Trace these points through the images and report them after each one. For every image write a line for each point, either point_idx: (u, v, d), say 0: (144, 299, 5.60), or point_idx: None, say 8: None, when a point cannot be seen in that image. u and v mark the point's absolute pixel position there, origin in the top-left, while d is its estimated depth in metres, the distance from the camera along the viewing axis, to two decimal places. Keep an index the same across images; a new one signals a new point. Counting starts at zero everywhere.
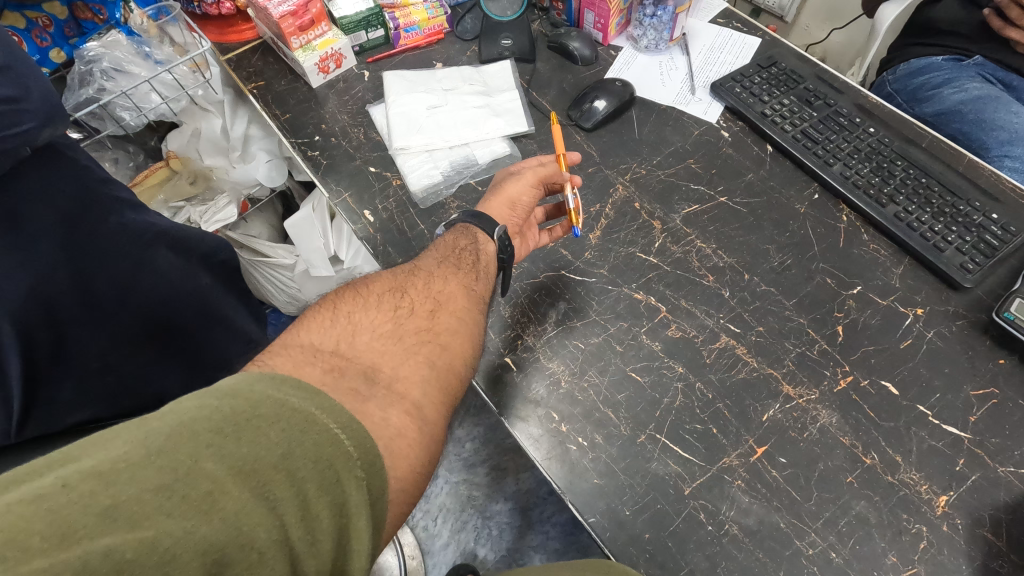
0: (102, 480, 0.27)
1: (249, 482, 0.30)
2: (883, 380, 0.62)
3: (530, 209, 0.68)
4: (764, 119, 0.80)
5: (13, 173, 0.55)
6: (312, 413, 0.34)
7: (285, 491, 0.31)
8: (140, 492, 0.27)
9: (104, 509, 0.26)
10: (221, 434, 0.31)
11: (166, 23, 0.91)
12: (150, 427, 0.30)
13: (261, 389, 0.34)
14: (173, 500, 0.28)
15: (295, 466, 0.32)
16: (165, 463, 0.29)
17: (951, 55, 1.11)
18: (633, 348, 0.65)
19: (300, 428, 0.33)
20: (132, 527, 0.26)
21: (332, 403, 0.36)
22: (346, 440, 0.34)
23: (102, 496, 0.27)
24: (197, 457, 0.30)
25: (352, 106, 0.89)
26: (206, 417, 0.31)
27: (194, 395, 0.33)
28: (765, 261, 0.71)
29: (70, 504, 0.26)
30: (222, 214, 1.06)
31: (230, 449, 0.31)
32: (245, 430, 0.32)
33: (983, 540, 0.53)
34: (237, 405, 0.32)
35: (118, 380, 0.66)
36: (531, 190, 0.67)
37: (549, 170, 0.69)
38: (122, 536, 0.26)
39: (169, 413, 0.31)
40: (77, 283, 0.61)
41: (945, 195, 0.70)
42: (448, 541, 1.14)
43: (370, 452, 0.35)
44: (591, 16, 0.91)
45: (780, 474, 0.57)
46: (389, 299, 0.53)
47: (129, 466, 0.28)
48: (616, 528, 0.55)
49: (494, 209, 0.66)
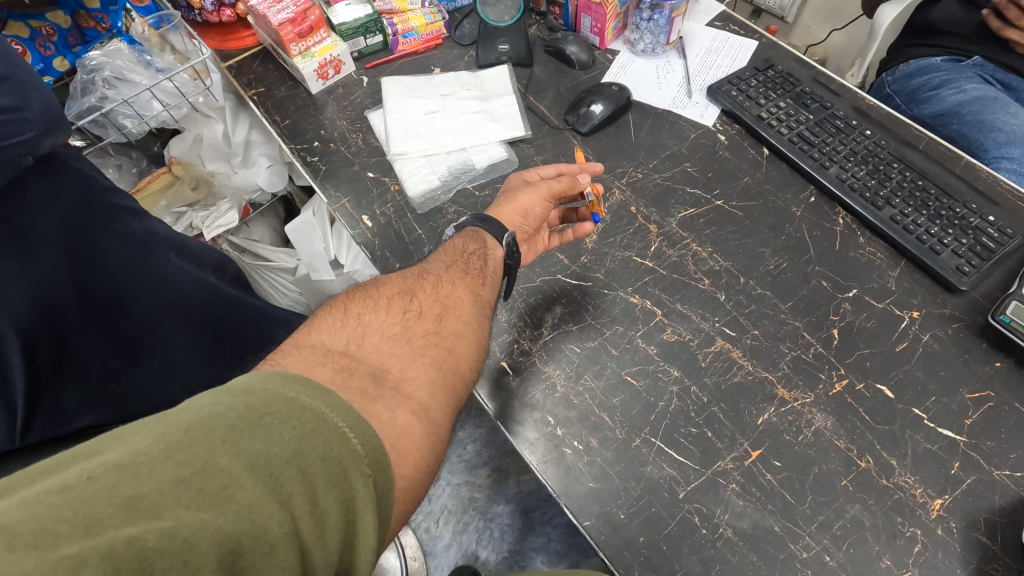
0: (123, 473, 0.28)
1: (262, 477, 0.31)
2: (878, 383, 0.62)
3: (541, 219, 0.69)
4: (761, 122, 0.81)
5: (16, 184, 0.59)
6: (322, 411, 0.35)
7: (296, 486, 0.32)
8: (160, 484, 0.28)
9: (126, 500, 0.27)
10: (236, 430, 0.31)
11: (167, 30, 0.93)
12: (169, 421, 0.31)
13: (274, 387, 0.35)
14: (190, 493, 0.28)
15: (305, 463, 0.32)
16: (183, 458, 0.29)
17: (950, 55, 1.10)
18: (628, 351, 0.66)
19: (311, 425, 0.34)
20: (153, 517, 0.27)
21: (342, 401, 0.36)
22: (355, 438, 0.35)
23: (124, 488, 0.27)
24: (213, 452, 0.30)
25: (351, 111, 0.90)
26: (222, 414, 0.32)
27: (210, 392, 0.33)
28: (761, 264, 0.71)
29: (95, 494, 0.27)
30: (224, 219, 1.07)
31: (244, 445, 0.31)
32: (258, 427, 0.32)
33: (977, 543, 0.53)
34: (251, 402, 0.33)
35: (121, 386, 0.65)
36: (544, 202, 0.67)
37: (563, 185, 0.69)
38: (144, 525, 0.27)
39: (187, 409, 0.32)
40: (81, 288, 0.62)
41: (942, 197, 0.70)
42: (450, 543, 1.15)
43: (378, 451, 0.36)
44: (588, 21, 0.92)
45: (775, 477, 0.57)
46: (397, 302, 0.53)
47: (149, 459, 0.29)
48: (610, 532, 0.55)
49: (504, 216, 0.66)
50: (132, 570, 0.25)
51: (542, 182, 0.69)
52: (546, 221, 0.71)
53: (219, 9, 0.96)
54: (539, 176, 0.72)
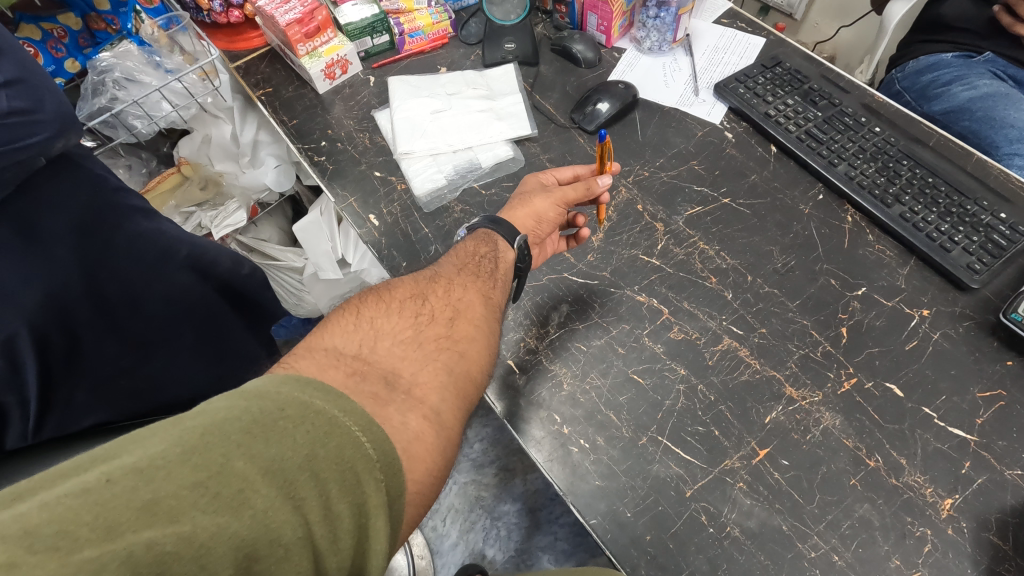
0: (141, 476, 0.28)
1: (277, 482, 0.31)
2: (887, 382, 0.61)
3: (554, 224, 0.69)
4: (768, 120, 0.80)
5: (27, 184, 0.56)
6: (335, 415, 0.35)
7: (310, 490, 0.32)
8: (177, 489, 0.28)
9: (145, 503, 0.27)
10: (251, 434, 0.32)
11: (176, 32, 0.94)
12: (185, 425, 0.31)
13: (287, 391, 0.35)
14: (207, 497, 0.29)
15: (319, 467, 0.33)
16: (199, 461, 0.30)
17: (961, 51, 1.09)
18: (635, 350, 0.66)
19: (324, 430, 0.34)
20: (170, 521, 0.27)
21: (354, 405, 0.36)
22: (368, 444, 0.35)
23: (142, 492, 0.28)
24: (228, 456, 0.31)
25: (358, 111, 0.90)
26: (236, 418, 0.32)
27: (225, 396, 0.34)
28: (768, 262, 0.71)
29: (114, 498, 0.27)
30: (232, 218, 1.09)
31: (259, 449, 0.31)
32: (272, 431, 0.32)
33: (988, 543, 0.53)
34: (265, 406, 0.33)
35: (130, 382, 0.67)
36: (557, 208, 0.67)
37: (577, 194, 0.68)
38: (163, 529, 0.27)
39: (202, 412, 0.32)
40: (93, 289, 0.62)
41: (952, 195, 0.70)
42: (457, 541, 1.15)
43: (390, 456, 0.36)
44: (594, 19, 0.92)
45: (783, 476, 0.57)
46: (410, 306, 0.54)
47: (166, 463, 0.29)
48: (617, 530, 0.55)
49: (517, 220, 0.66)
50: (151, 573, 0.26)
51: (556, 189, 0.69)
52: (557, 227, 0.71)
53: (227, 10, 0.96)
54: (555, 180, 0.73)
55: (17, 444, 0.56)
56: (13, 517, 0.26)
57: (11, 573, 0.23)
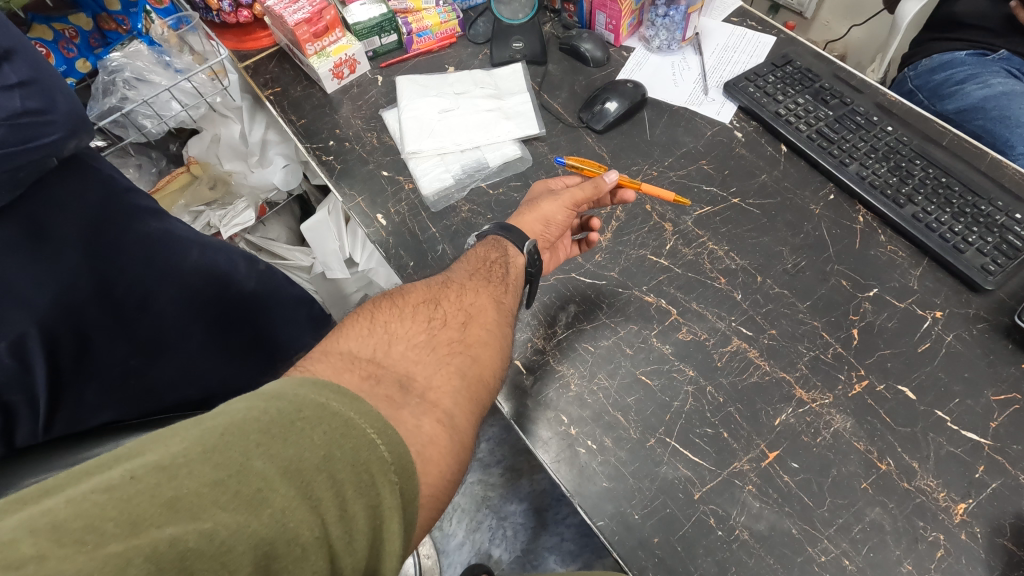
0: (164, 474, 0.28)
1: (295, 482, 0.31)
2: (900, 384, 0.61)
3: (564, 227, 0.68)
4: (778, 119, 0.79)
5: (40, 184, 0.57)
6: (351, 417, 0.35)
7: (326, 491, 0.32)
8: (198, 487, 0.28)
9: (167, 500, 0.27)
10: (269, 434, 0.32)
11: (185, 32, 0.93)
12: (205, 425, 0.31)
13: (305, 392, 0.35)
14: (227, 495, 0.29)
15: (335, 469, 0.32)
16: (220, 460, 0.30)
17: (975, 49, 1.08)
18: (643, 350, 0.65)
19: (340, 432, 0.34)
20: (192, 519, 0.27)
21: (370, 407, 0.36)
22: (384, 446, 0.35)
23: (165, 488, 0.28)
24: (247, 455, 0.31)
25: (366, 111, 0.90)
26: (255, 418, 0.32)
27: (244, 397, 0.34)
28: (779, 263, 0.70)
29: (137, 495, 0.27)
30: (240, 218, 1.09)
31: (277, 449, 0.31)
32: (290, 432, 0.32)
33: (1002, 549, 0.52)
34: (283, 407, 0.33)
35: (140, 384, 0.67)
36: (566, 210, 0.67)
37: (586, 193, 0.68)
38: (185, 526, 0.27)
39: (222, 413, 0.32)
40: (104, 288, 0.62)
41: (966, 194, 0.69)
42: (463, 541, 1.15)
43: (405, 459, 0.36)
44: (602, 17, 0.91)
45: (792, 479, 0.56)
46: (423, 311, 0.53)
47: (188, 461, 0.29)
48: (625, 532, 0.55)
49: (525, 224, 0.66)
50: (174, 570, 0.26)
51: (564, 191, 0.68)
52: (568, 230, 0.71)
53: (236, 10, 0.97)
54: (564, 185, 0.73)
55: (26, 441, 0.56)
56: (40, 512, 0.26)
57: (39, 567, 0.24)
